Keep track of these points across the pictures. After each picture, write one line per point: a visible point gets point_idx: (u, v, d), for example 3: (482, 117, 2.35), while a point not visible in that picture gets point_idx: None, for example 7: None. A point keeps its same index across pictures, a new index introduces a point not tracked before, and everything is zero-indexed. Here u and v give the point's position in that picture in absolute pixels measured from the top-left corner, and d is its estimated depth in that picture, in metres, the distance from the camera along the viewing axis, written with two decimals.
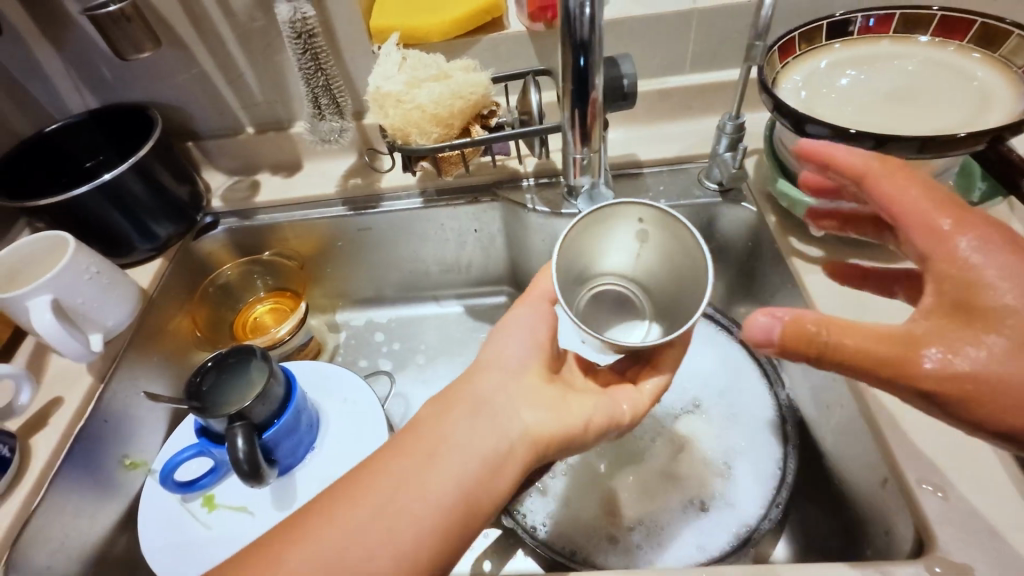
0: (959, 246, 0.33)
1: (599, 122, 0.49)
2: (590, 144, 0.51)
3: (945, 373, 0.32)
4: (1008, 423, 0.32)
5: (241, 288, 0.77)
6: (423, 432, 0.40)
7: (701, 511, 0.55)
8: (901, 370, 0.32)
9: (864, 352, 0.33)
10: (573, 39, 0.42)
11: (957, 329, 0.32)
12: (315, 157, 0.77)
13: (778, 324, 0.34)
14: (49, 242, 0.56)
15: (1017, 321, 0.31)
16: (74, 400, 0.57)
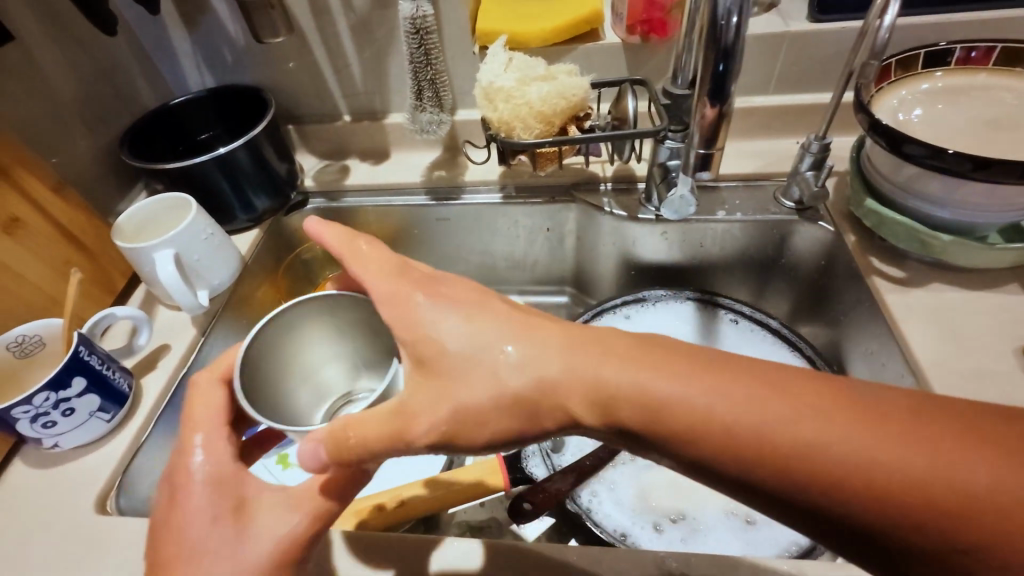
0: (413, 309, 0.35)
1: (728, 125, 0.55)
2: (715, 143, 0.56)
3: (493, 394, 0.32)
4: (484, 436, 0.33)
5: (321, 265, 0.82)
6: None
7: (749, 524, 0.55)
8: (400, 432, 0.33)
9: (369, 437, 0.33)
10: (718, 45, 0.47)
11: (435, 387, 0.33)
12: (403, 147, 0.82)
13: (321, 444, 0.34)
14: (173, 200, 0.61)
15: (447, 356, 0.33)
16: (180, 349, 0.61)
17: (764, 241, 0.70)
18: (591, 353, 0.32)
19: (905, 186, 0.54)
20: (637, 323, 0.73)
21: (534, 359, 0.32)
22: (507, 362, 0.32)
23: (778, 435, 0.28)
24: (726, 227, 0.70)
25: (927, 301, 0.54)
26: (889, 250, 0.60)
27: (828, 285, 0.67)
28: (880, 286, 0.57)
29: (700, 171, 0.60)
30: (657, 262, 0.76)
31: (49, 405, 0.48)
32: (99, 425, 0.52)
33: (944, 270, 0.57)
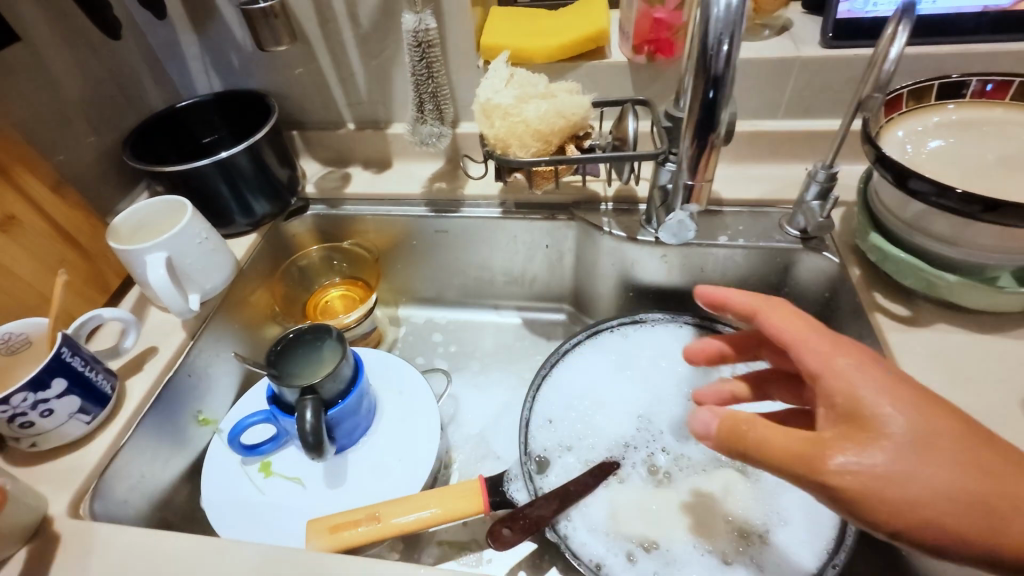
0: (846, 375, 0.37)
1: (716, 156, 0.49)
2: (702, 173, 0.51)
3: (950, 485, 0.33)
4: (921, 517, 0.33)
5: (317, 272, 0.82)
6: None
7: (724, 564, 0.52)
8: (816, 458, 0.34)
9: (771, 440, 0.35)
10: (707, 73, 0.42)
11: (861, 433, 0.34)
12: (405, 157, 0.82)
13: (717, 418, 0.37)
14: (170, 204, 0.61)
15: (868, 409, 0.35)
16: (167, 351, 0.61)
17: (766, 269, 0.68)
18: (946, 444, 0.34)
19: (912, 222, 0.52)
20: (634, 346, 0.71)
21: (916, 427, 0.34)
22: (901, 435, 0.34)
23: (1004, 509, 0.32)
24: (727, 254, 0.68)
25: (930, 342, 0.52)
26: (894, 286, 0.57)
27: (830, 318, 0.65)
28: (882, 324, 0.55)
29: (685, 204, 0.55)
30: (656, 284, 0.75)
31: (27, 405, 0.47)
32: (79, 426, 0.52)
33: (951, 310, 0.54)
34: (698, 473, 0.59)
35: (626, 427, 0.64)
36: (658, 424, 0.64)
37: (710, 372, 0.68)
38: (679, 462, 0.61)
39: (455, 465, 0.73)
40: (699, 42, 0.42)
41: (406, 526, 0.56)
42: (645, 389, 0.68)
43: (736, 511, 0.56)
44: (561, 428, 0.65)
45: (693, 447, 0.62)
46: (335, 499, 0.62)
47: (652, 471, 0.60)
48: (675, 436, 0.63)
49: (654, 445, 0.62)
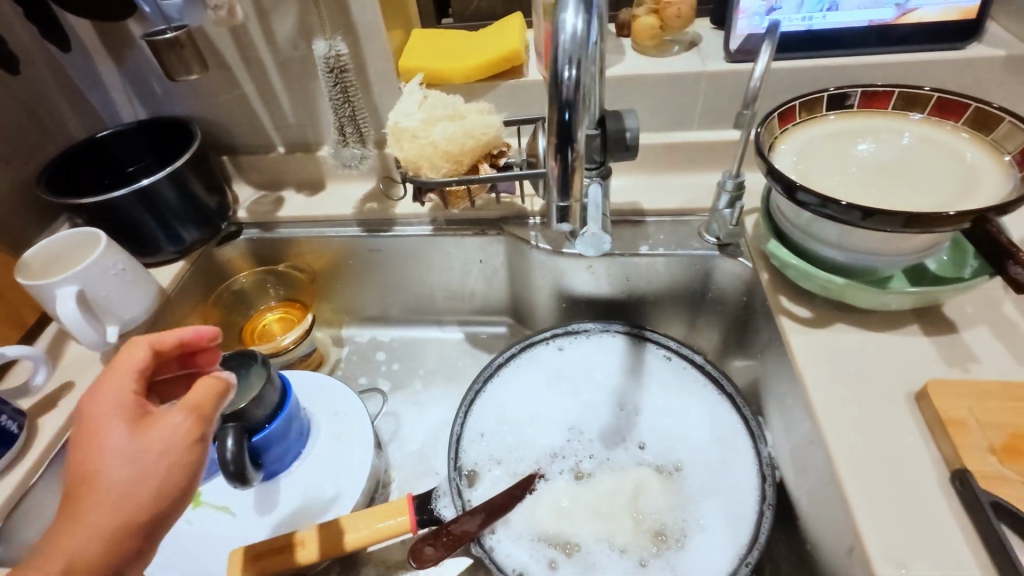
0: None
1: (581, 177, 0.47)
2: (571, 194, 0.49)
3: None
4: None
5: (254, 296, 0.81)
6: (103, 465, 0.36)
7: (641, 566, 0.54)
8: None
9: None
10: (558, 100, 0.42)
11: None
12: (337, 179, 0.82)
13: None
14: (80, 237, 0.61)
15: None
16: (82, 386, 0.59)
17: (688, 275, 0.70)
18: None
19: (805, 228, 0.54)
20: (566, 355, 0.72)
21: None
22: None
23: None
24: (650, 263, 0.70)
25: (829, 343, 0.54)
26: (799, 289, 0.60)
27: (749, 321, 0.67)
28: (786, 326, 0.57)
29: (560, 223, 0.52)
30: (587, 294, 0.76)
31: None
32: None
33: (847, 311, 0.57)
34: (618, 474, 0.61)
35: (556, 434, 0.66)
36: (589, 434, 0.65)
37: (637, 379, 0.69)
38: (607, 471, 0.62)
39: (394, 484, 0.73)
40: (549, 71, 0.42)
41: (328, 545, 0.56)
42: (575, 398, 0.69)
43: (654, 514, 0.57)
44: (492, 442, 0.65)
45: (622, 454, 0.63)
46: (265, 525, 0.62)
47: (576, 473, 0.62)
48: (603, 442, 0.64)
49: (582, 453, 0.64)
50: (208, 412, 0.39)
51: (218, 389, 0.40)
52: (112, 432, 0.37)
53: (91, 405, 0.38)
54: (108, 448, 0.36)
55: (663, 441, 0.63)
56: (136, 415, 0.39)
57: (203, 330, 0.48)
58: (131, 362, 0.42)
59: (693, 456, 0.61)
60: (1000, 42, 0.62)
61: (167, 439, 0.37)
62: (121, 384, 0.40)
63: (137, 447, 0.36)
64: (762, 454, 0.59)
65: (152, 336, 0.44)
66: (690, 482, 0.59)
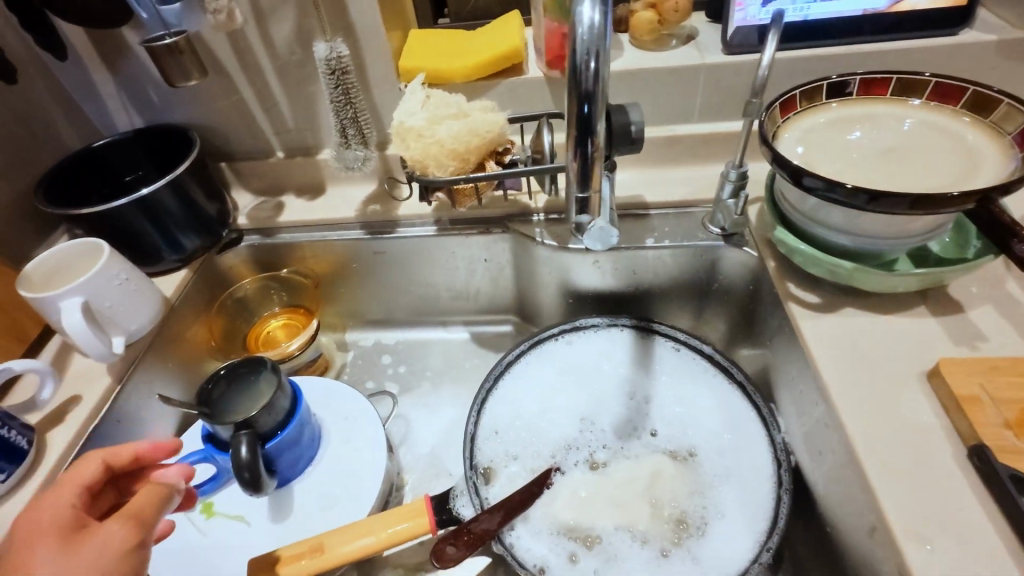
0: None
1: (601, 167, 0.48)
2: (590, 184, 0.49)
3: None
4: None
5: (257, 302, 0.80)
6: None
7: (662, 556, 0.54)
8: None
9: None
10: (578, 91, 0.43)
11: None
12: (338, 182, 0.82)
13: None
14: (83, 247, 0.60)
15: None
16: (91, 399, 0.59)
17: (694, 266, 0.70)
18: None
19: (811, 215, 0.55)
20: (575, 350, 0.72)
21: None
22: None
23: None
24: (655, 255, 0.70)
25: (839, 326, 0.55)
26: (805, 275, 0.60)
27: (757, 309, 0.68)
28: (795, 312, 0.57)
29: (579, 214, 0.51)
30: (593, 289, 0.76)
31: None
32: None
33: (855, 295, 0.57)
34: (634, 464, 0.62)
35: (569, 429, 0.66)
36: (602, 427, 0.65)
37: (648, 370, 0.69)
38: (623, 462, 0.62)
39: (407, 486, 0.72)
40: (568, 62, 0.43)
41: (347, 549, 0.55)
42: (586, 393, 0.69)
43: (672, 503, 0.58)
44: (506, 439, 0.65)
45: (636, 445, 0.63)
46: (280, 533, 0.61)
47: (592, 465, 0.62)
48: (617, 434, 0.65)
49: (598, 446, 0.64)
50: (148, 520, 0.39)
51: (161, 494, 0.41)
52: (45, 549, 0.37)
53: (31, 522, 0.39)
54: (35, 566, 0.35)
55: (676, 431, 0.64)
56: (73, 530, 0.39)
57: (163, 442, 0.50)
58: (79, 479, 0.44)
59: (708, 444, 0.62)
60: (992, 28, 0.64)
61: (99, 549, 0.36)
62: (61, 500, 0.42)
63: (69, 560, 0.36)
64: (776, 439, 0.59)
65: (106, 450, 0.46)
66: (706, 470, 0.60)
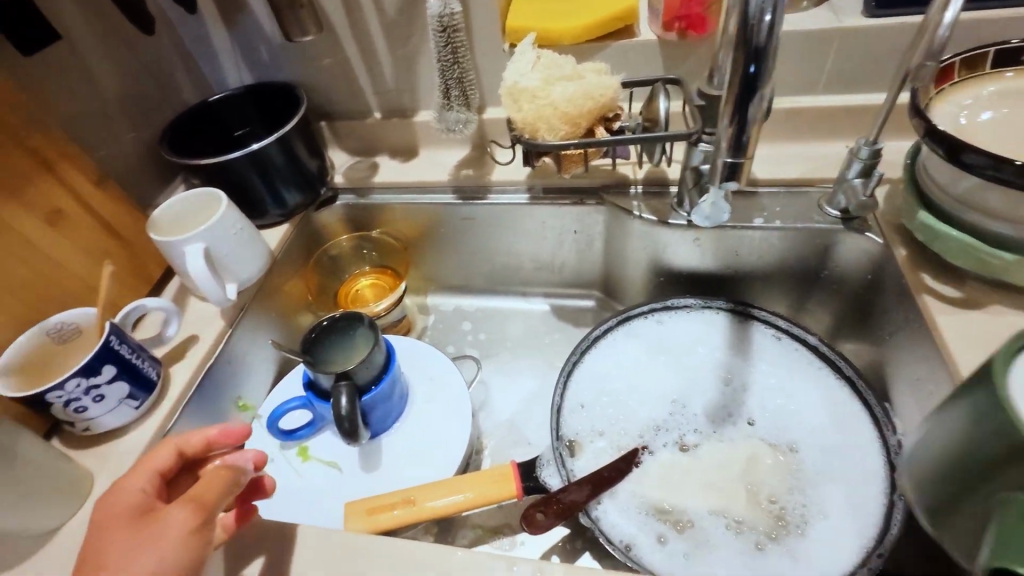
0: None
1: (757, 134, 0.53)
2: (743, 153, 0.55)
3: None
4: None
5: (349, 261, 0.83)
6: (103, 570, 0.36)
7: (758, 549, 0.52)
8: None
9: None
10: (749, 46, 0.46)
11: None
12: (431, 145, 0.82)
13: None
14: (202, 196, 0.63)
15: None
16: (207, 339, 0.62)
17: (805, 250, 0.66)
18: None
19: (962, 199, 0.49)
20: (667, 329, 0.70)
21: None
22: None
23: None
24: (763, 236, 0.66)
25: (984, 325, 0.50)
26: (943, 266, 0.55)
27: (874, 300, 0.63)
28: (930, 305, 0.52)
29: (725, 182, 0.58)
30: (687, 269, 0.73)
31: (80, 391, 0.49)
32: (127, 411, 0.54)
33: (1004, 292, 0.52)
34: (728, 451, 0.59)
35: (659, 410, 0.64)
36: (693, 410, 0.63)
37: (745, 357, 0.66)
38: (716, 449, 0.60)
39: (487, 450, 0.73)
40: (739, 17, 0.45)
41: (436, 505, 0.57)
42: (677, 374, 0.66)
43: (770, 496, 0.55)
44: (593, 414, 0.65)
45: (731, 432, 0.61)
46: (371, 482, 0.64)
47: (682, 448, 0.60)
48: (710, 419, 0.62)
49: (689, 429, 0.62)
50: (209, 501, 0.39)
51: (220, 477, 0.41)
52: (116, 533, 0.38)
53: (109, 509, 0.40)
54: (115, 552, 0.37)
55: (775, 422, 0.60)
56: (142, 514, 0.40)
57: (234, 427, 0.48)
58: (156, 463, 0.44)
59: (811, 439, 0.58)
60: None
61: (168, 535, 0.37)
62: (135, 481, 0.42)
63: (142, 543, 0.37)
64: (890, 441, 0.55)
65: (179, 438, 0.46)
66: (808, 467, 0.56)
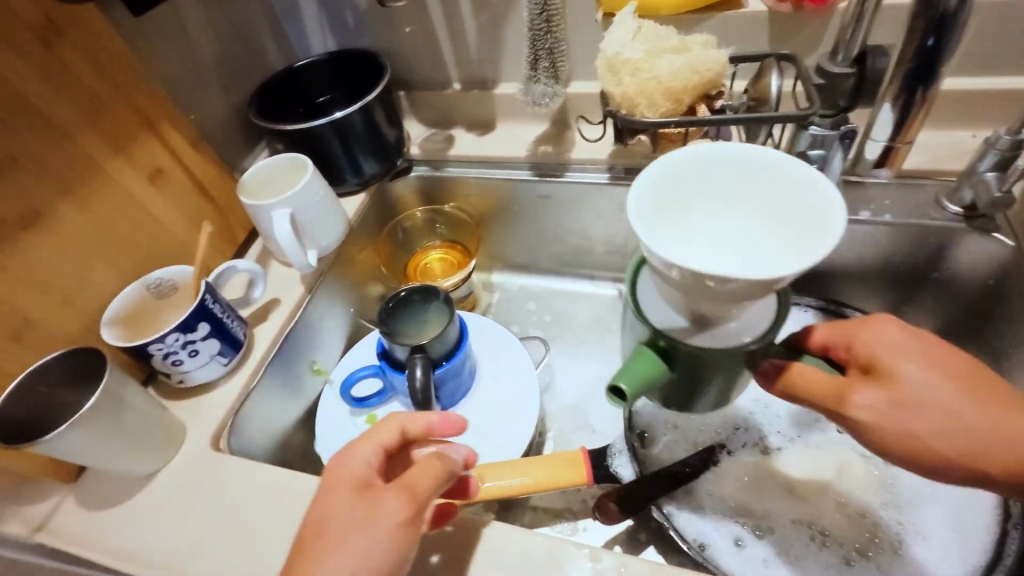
0: None
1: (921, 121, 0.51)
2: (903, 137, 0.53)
3: None
4: None
5: (420, 234, 0.82)
6: (322, 532, 0.36)
7: (846, 564, 0.49)
8: None
9: None
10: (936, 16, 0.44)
11: None
12: (509, 120, 0.80)
13: None
14: (288, 161, 0.64)
15: None
16: (288, 304, 0.64)
17: (916, 249, 0.60)
18: None
19: None
20: None
21: None
22: None
23: None
24: (868, 231, 0.61)
25: None
26: None
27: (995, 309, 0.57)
28: None
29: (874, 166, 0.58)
30: None
31: (178, 345, 0.51)
32: (217, 368, 0.55)
33: None
34: (814, 458, 0.56)
35: (739, 409, 0.61)
36: (776, 411, 0.60)
37: None
38: (800, 454, 0.57)
39: (550, 434, 0.72)
40: None
41: None
42: None
43: (862, 510, 0.52)
44: (667, 406, 0.62)
45: (818, 438, 0.57)
46: None
47: (763, 450, 0.57)
48: (795, 423, 0.59)
49: (771, 431, 0.59)
50: (421, 495, 0.38)
51: (436, 473, 0.39)
52: (338, 508, 0.37)
53: (333, 469, 0.40)
54: (336, 517, 0.36)
55: None
56: (362, 490, 0.38)
57: (453, 417, 0.45)
58: (378, 439, 0.42)
59: None
60: None
61: (381, 519, 0.36)
62: (357, 456, 0.41)
63: (360, 520, 0.36)
64: None
65: (408, 416, 0.44)
66: (908, 482, 0.53)
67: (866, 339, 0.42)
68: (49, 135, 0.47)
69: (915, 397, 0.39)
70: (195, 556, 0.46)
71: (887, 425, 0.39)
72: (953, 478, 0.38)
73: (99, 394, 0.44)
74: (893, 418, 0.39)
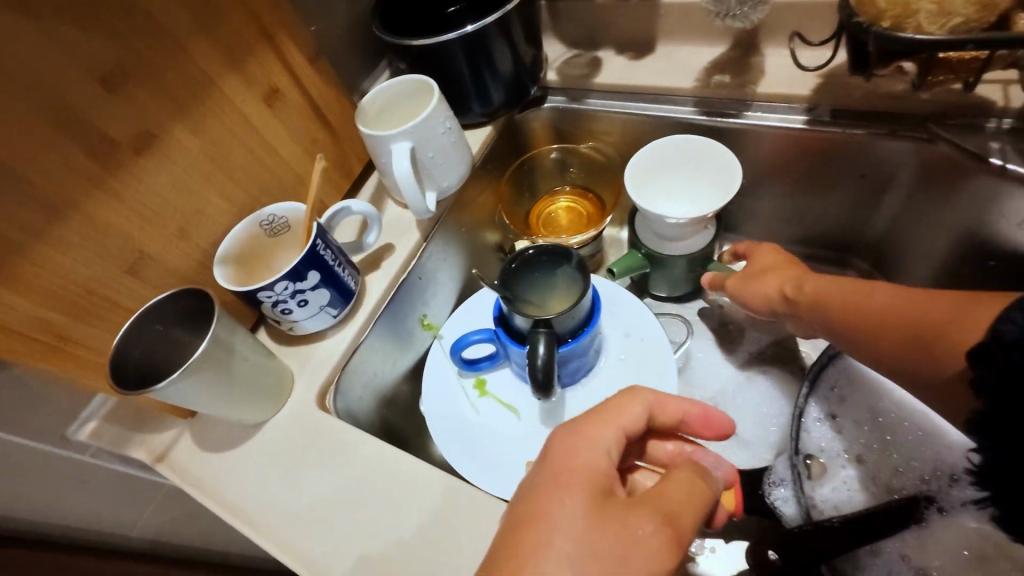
0: None
1: None
2: None
3: None
4: None
5: (547, 177, 0.70)
6: (559, 526, 0.31)
7: None
8: None
9: None
10: None
11: None
12: (675, 39, 0.63)
13: None
14: (414, 85, 0.55)
15: None
16: (403, 250, 0.57)
17: None
18: None
19: None
20: None
21: None
22: None
23: None
24: None
25: None
26: None
27: None
28: None
29: None
30: None
31: (287, 294, 0.47)
32: (326, 319, 0.51)
33: None
34: None
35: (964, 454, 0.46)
36: None
37: None
38: None
39: None
40: None
41: None
42: None
43: None
44: (849, 431, 0.49)
45: None
46: None
47: None
48: None
49: None
50: (681, 522, 0.33)
51: (695, 500, 0.34)
52: (578, 494, 0.33)
53: (573, 453, 0.35)
54: (575, 515, 0.32)
55: None
56: (607, 489, 0.34)
57: (709, 411, 0.42)
58: (625, 422, 0.38)
59: None
60: None
61: (640, 542, 0.31)
62: (602, 436, 0.37)
63: (609, 531, 0.31)
64: None
65: (658, 400, 0.40)
66: None
67: (755, 246, 0.56)
68: (159, 42, 0.41)
69: (753, 266, 0.53)
70: (297, 519, 0.43)
71: (746, 288, 0.53)
72: (767, 298, 0.51)
73: (208, 342, 0.42)
74: (742, 288, 0.53)
